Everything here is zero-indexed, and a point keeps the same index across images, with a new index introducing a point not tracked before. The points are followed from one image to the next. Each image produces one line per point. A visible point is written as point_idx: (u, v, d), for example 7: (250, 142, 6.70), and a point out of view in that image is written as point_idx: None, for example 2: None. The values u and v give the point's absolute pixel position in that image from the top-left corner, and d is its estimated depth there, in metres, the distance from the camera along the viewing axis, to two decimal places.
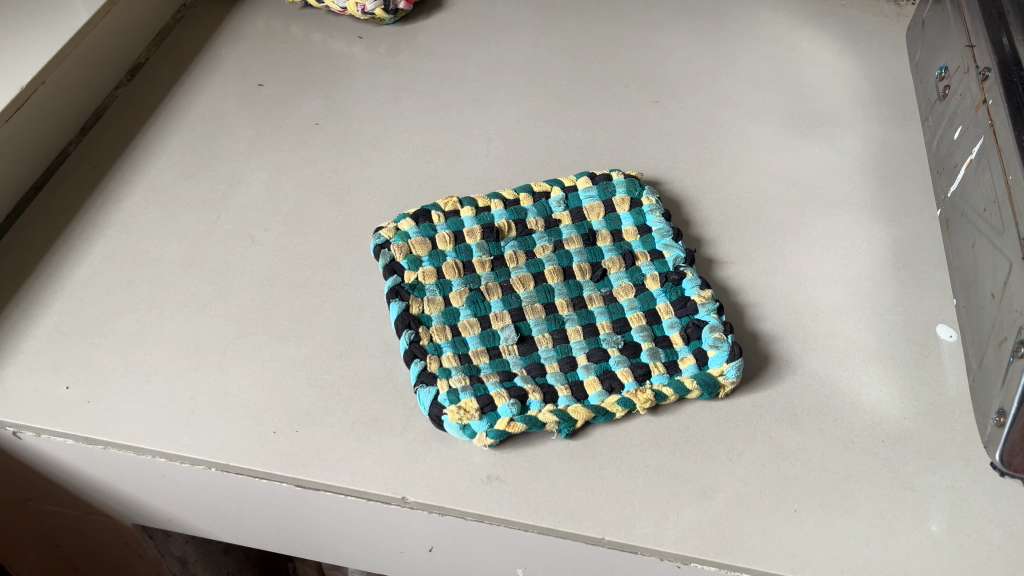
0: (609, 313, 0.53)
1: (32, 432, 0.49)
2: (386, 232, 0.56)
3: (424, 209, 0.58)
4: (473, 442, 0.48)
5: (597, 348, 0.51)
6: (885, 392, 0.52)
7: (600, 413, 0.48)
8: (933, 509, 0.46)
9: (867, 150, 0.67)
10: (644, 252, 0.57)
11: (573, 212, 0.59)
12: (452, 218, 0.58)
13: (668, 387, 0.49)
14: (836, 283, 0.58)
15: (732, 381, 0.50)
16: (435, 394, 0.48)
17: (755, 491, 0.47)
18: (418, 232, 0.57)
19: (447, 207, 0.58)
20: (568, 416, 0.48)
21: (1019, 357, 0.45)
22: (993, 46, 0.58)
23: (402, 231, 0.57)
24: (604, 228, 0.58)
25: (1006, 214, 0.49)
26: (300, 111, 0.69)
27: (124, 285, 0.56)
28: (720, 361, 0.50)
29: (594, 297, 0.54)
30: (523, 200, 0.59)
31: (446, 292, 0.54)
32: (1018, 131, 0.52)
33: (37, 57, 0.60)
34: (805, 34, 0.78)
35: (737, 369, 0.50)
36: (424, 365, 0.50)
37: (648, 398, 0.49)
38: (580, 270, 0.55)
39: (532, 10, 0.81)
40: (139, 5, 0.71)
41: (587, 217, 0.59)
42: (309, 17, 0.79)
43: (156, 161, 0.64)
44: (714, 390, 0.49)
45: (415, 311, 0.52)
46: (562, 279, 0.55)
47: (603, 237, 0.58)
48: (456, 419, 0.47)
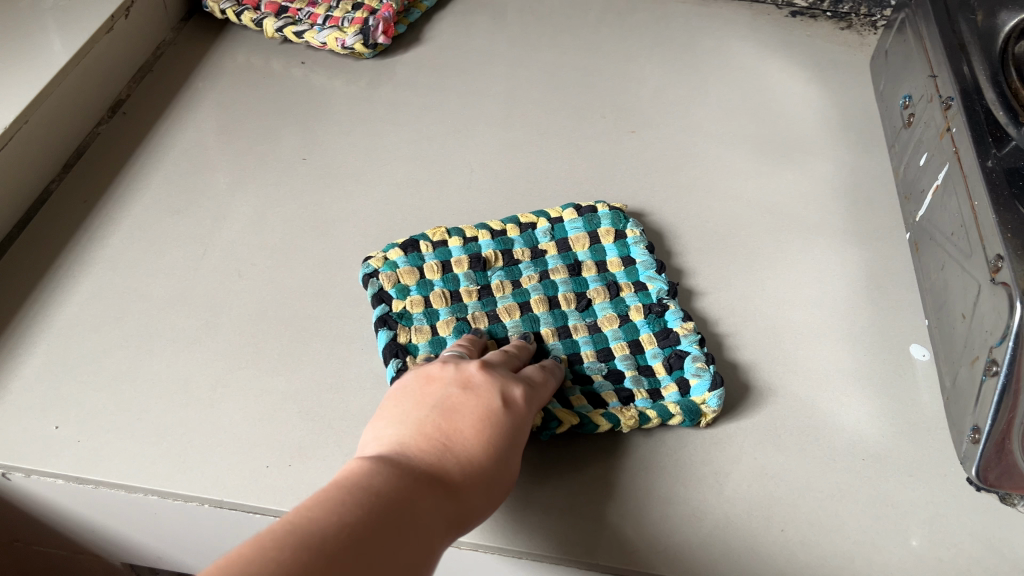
0: (594, 340, 0.54)
1: (21, 473, 0.48)
2: (375, 261, 0.57)
3: (412, 239, 0.59)
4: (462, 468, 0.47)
5: (582, 373, 0.52)
6: (864, 413, 0.53)
7: (587, 424, 0.49)
8: (913, 525, 0.48)
9: (837, 176, 0.70)
10: (629, 282, 0.58)
11: (559, 243, 0.60)
12: (440, 247, 0.59)
13: (652, 411, 0.50)
14: (813, 306, 0.59)
15: (714, 411, 0.51)
16: None
17: (743, 512, 0.48)
18: (407, 261, 0.58)
19: (435, 236, 0.59)
20: (558, 417, 0.48)
21: (990, 376, 0.46)
22: (954, 76, 0.60)
23: (391, 260, 0.58)
24: (590, 258, 0.60)
25: (974, 237, 0.51)
26: (283, 145, 0.70)
27: (113, 322, 0.56)
28: (703, 389, 0.51)
29: (579, 327, 0.55)
30: (510, 230, 0.61)
31: (433, 321, 0.54)
32: (981, 158, 0.54)
33: (20, 97, 0.60)
34: (774, 63, 0.81)
35: (719, 397, 0.51)
36: None
37: (633, 419, 0.50)
38: (566, 298, 0.57)
39: (508, 43, 0.83)
40: (119, 44, 0.72)
41: (573, 247, 0.60)
42: (289, 52, 0.80)
43: (140, 198, 0.65)
44: (697, 418, 0.51)
45: (401, 340, 0.53)
46: (548, 306, 0.56)
47: (588, 268, 0.59)
48: None
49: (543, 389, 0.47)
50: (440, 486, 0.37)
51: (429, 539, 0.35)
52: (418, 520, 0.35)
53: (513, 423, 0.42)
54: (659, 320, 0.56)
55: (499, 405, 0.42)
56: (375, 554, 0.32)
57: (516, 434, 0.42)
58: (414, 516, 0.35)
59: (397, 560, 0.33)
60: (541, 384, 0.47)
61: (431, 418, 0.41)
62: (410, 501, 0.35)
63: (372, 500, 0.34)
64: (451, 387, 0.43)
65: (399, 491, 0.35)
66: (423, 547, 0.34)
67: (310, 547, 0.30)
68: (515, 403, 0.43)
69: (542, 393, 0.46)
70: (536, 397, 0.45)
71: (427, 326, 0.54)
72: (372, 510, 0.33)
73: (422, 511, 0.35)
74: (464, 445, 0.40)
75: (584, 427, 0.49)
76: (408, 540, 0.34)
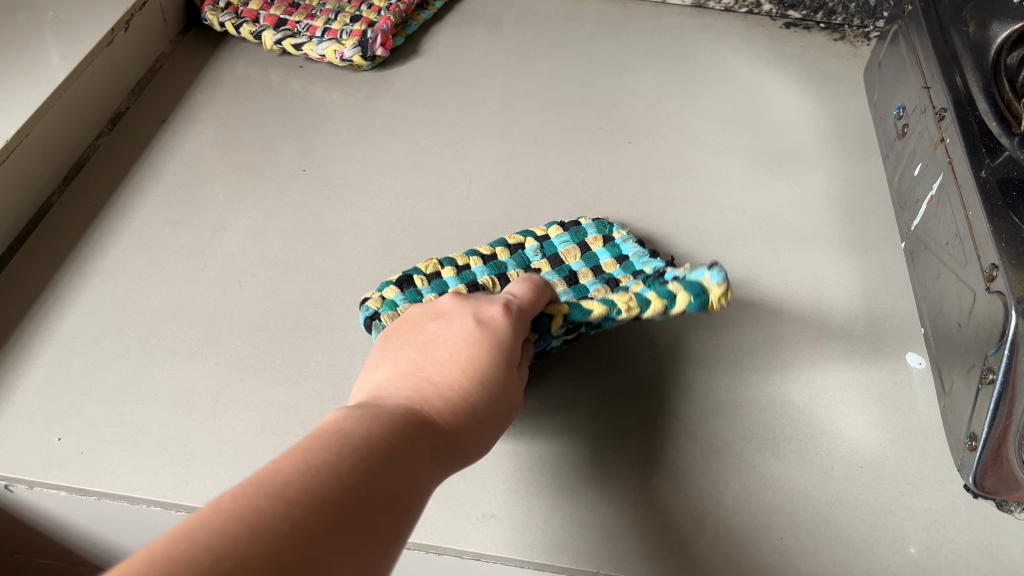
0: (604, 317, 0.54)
1: (24, 485, 0.48)
2: (373, 303, 0.55)
3: (406, 276, 0.57)
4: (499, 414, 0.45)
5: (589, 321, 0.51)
6: (861, 421, 0.54)
7: (576, 309, 0.48)
8: (911, 533, 0.48)
9: (831, 186, 0.70)
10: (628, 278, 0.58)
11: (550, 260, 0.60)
12: (435, 280, 0.57)
13: (653, 290, 0.48)
14: (810, 314, 0.60)
15: (720, 284, 0.46)
16: None
17: (743, 520, 0.48)
18: (405, 297, 0.55)
19: (428, 270, 0.58)
20: (546, 308, 0.48)
21: (987, 384, 0.47)
22: (947, 87, 0.61)
23: (389, 299, 0.55)
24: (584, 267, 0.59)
25: (969, 246, 0.52)
26: (282, 157, 0.70)
27: (114, 334, 0.56)
28: (702, 272, 0.48)
29: None
30: (501, 254, 0.61)
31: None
32: (976, 168, 0.54)
33: (20, 111, 0.61)
34: (769, 74, 0.82)
35: (720, 270, 0.47)
36: None
37: (630, 299, 0.48)
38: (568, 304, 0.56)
39: (505, 55, 0.83)
40: (118, 56, 0.72)
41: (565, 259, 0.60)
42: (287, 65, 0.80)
43: (141, 210, 0.65)
44: (701, 296, 0.47)
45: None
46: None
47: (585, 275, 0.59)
48: None
49: (531, 302, 0.46)
50: (420, 420, 0.37)
51: (410, 462, 0.35)
52: (395, 446, 0.35)
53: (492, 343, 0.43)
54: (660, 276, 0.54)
55: (474, 328, 0.43)
56: (349, 483, 0.31)
57: (499, 354, 0.42)
58: (398, 450, 0.35)
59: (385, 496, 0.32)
60: (527, 295, 0.46)
61: (407, 358, 0.42)
62: (390, 435, 0.35)
63: (345, 439, 0.33)
64: (425, 326, 0.44)
65: (372, 422, 0.35)
66: (411, 481, 0.34)
67: (276, 488, 0.30)
68: (492, 320, 0.44)
69: (529, 304, 0.46)
70: (520, 311, 0.45)
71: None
72: (349, 453, 0.33)
73: (407, 444, 0.35)
74: (440, 375, 0.41)
75: (571, 313, 0.48)
76: (394, 476, 0.33)
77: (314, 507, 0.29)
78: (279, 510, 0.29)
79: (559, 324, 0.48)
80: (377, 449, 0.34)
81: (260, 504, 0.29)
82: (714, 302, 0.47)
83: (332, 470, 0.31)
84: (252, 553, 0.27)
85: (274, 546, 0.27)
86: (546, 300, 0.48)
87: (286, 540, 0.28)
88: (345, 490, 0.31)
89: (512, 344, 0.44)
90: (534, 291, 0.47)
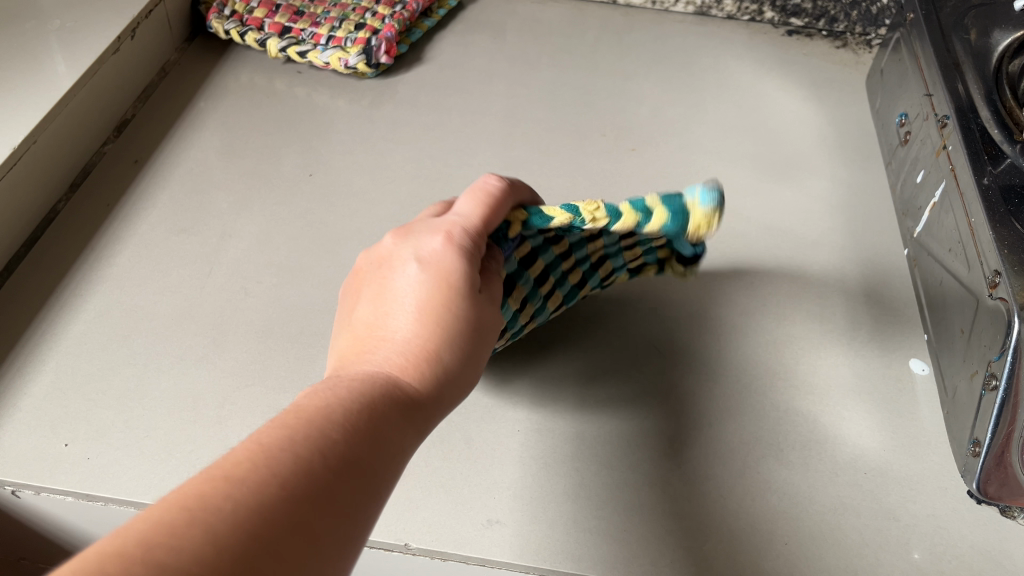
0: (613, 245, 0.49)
1: (31, 490, 0.48)
2: None
3: None
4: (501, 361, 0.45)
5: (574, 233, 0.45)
6: (865, 427, 0.54)
7: (536, 216, 0.43)
8: (915, 539, 0.48)
9: (834, 193, 0.70)
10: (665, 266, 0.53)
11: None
12: None
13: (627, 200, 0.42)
14: (813, 320, 0.60)
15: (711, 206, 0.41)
16: None
17: (746, 526, 0.48)
18: None
19: None
20: (508, 216, 0.43)
21: (991, 390, 0.47)
22: (950, 94, 0.61)
23: None
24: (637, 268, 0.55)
25: (971, 252, 0.52)
26: (287, 164, 0.71)
27: (120, 340, 0.56)
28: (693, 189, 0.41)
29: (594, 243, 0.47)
30: None
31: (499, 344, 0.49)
32: (978, 175, 0.54)
33: (27, 119, 0.61)
34: (771, 81, 0.82)
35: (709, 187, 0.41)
36: None
37: (597, 210, 0.41)
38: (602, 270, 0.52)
39: (508, 62, 0.84)
40: (125, 64, 0.73)
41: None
42: (292, 72, 0.81)
43: (147, 217, 0.65)
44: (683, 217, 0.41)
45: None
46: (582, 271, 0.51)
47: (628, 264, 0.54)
48: None
49: (483, 212, 0.41)
50: (380, 382, 0.35)
51: (370, 419, 0.32)
52: (348, 407, 0.32)
53: (450, 282, 0.39)
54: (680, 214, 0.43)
55: (423, 268, 0.39)
56: (300, 449, 0.28)
57: (456, 288, 0.38)
58: (360, 417, 0.32)
59: (354, 467, 0.30)
60: (479, 207, 0.41)
61: (364, 322, 0.39)
62: (347, 401, 0.32)
63: (292, 413, 0.30)
64: (375, 279, 0.41)
65: (322, 391, 0.32)
66: (380, 446, 0.32)
67: (220, 469, 0.27)
68: (438, 250, 0.39)
69: (481, 221, 0.40)
70: (474, 232, 0.40)
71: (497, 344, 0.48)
72: (298, 421, 0.30)
73: (371, 409, 0.32)
74: (399, 333, 0.38)
75: (532, 218, 0.43)
76: (359, 443, 0.31)
77: (265, 479, 0.26)
78: (222, 491, 0.26)
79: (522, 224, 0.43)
80: (326, 412, 0.31)
81: (209, 494, 0.25)
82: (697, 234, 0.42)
83: (286, 446, 0.28)
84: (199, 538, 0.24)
85: (233, 543, 0.24)
86: (504, 206, 0.42)
87: (245, 534, 0.25)
88: (307, 468, 0.28)
89: (474, 277, 0.40)
90: (487, 199, 0.41)
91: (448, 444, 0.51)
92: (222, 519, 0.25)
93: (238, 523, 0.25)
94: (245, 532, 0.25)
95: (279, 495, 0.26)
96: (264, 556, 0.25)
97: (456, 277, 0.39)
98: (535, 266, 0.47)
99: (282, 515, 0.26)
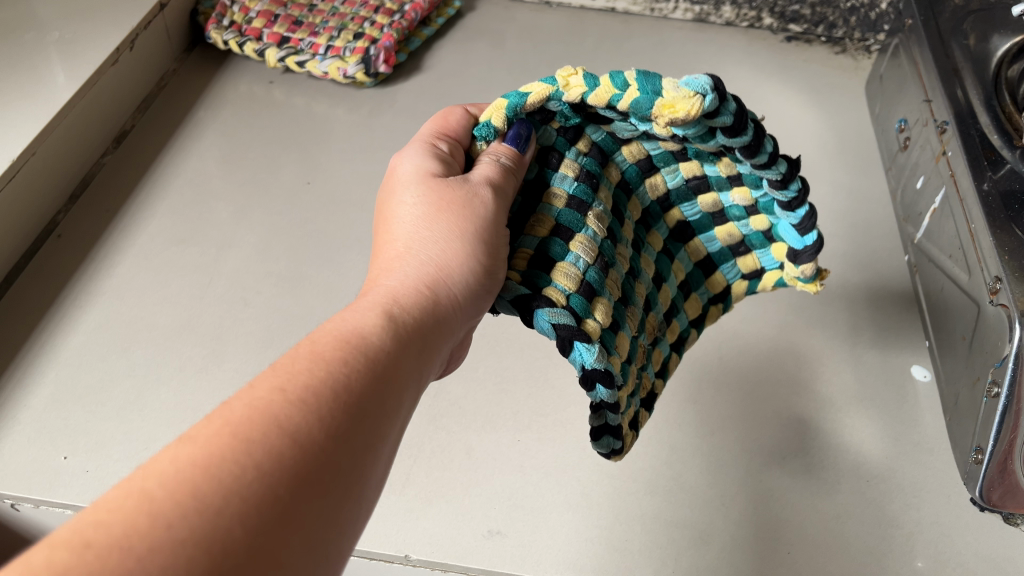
0: (658, 149, 0.39)
1: (31, 503, 0.48)
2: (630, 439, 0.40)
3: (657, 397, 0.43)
4: (571, 274, 0.34)
5: (580, 129, 0.38)
6: (867, 434, 0.53)
7: (515, 95, 0.36)
8: (918, 546, 0.48)
9: (836, 198, 0.70)
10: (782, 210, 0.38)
11: (697, 268, 0.43)
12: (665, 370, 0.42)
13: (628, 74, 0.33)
14: (815, 327, 0.60)
15: (686, 93, 0.31)
16: (556, 309, 0.33)
17: (748, 534, 0.48)
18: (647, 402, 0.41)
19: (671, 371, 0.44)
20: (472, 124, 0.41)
21: (992, 397, 0.47)
22: (949, 99, 0.61)
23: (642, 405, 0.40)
24: (758, 242, 0.41)
25: (972, 258, 0.52)
26: (286, 173, 0.71)
27: (119, 352, 0.56)
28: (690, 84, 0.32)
29: (631, 148, 0.39)
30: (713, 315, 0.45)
31: (593, 267, 0.35)
32: (977, 180, 0.54)
33: (26, 130, 0.61)
34: (770, 87, 0.82)
35: (704, 77, 0.31)
36: (552, 307, 0.33)
37: (574, 77, 0.34)
38: (669, 217, 0.41)
39: (507, 71, 0.84)
40: (125, 74, 0.73)
41: (736, 255, 0.42)
42: (264, 82, 0.81)
43: (146, 227, 0.65)
44: (656, 104, 0.32)
45: (515, 281, 0.35)
46: (643, 212, 0.40)
47: (729, 234, 0.41)
48: (557, 286, 0.34)
49: (439, 129, 0.40)
50: (371, 300, 0.32)
51: (350, 339, 0.29)
52: (325, 336, 0.29)
53: (429, 190, 0.37)
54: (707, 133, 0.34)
55: (399, 191, 0.38)
56: (263, 394, 0.25)
57: (433, 196, 0.36)
58: (335, 344, 0.28)
59: (322, 399, 0.26)
60: (439, 124, 0.40)
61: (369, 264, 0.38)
62: (319, 333, 0.29)
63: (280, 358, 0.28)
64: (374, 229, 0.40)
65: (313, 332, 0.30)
66: (362, 368, 0.28)
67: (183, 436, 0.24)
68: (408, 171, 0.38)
69: (441, 134, 0.40)
70: (436, 145, 0.39)
71: (585, 259, 0.35)
72: (270, 368, 0.27)
73: (351, 331, 0.29)
74: (393, 254, 0.35)
75: (508, 102, 0.36)
76: (331, 368, 0.27)
77: (215, 436, 0.24)
78: (167, 455, 0.23)
79: (506, 123, 0.36)
80: (302, 350, 0.28)
81: (153, 463, 0.23)
82: (660, 116, 0.32)
83: (245, 397, 0.25)
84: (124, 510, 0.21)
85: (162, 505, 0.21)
86: (467, 120, 0.41)
87: (171, 493, 0.22)
88: (263, 411, 0.25)
89: (444, 178, 0.37)
90: (445, 118, 0.40)
91: (449, 455, 0.51)
92: (161, 485, 0.22)
93: (174, 486, 0.22)
94: (184, 492, 0.22)
95: (229, 444, 0.23)
96: (186, 502, 0.22)
97: (431, 186, 0.37)
98: (601, 192, 0.37)
99: (231, 464, 0.23)
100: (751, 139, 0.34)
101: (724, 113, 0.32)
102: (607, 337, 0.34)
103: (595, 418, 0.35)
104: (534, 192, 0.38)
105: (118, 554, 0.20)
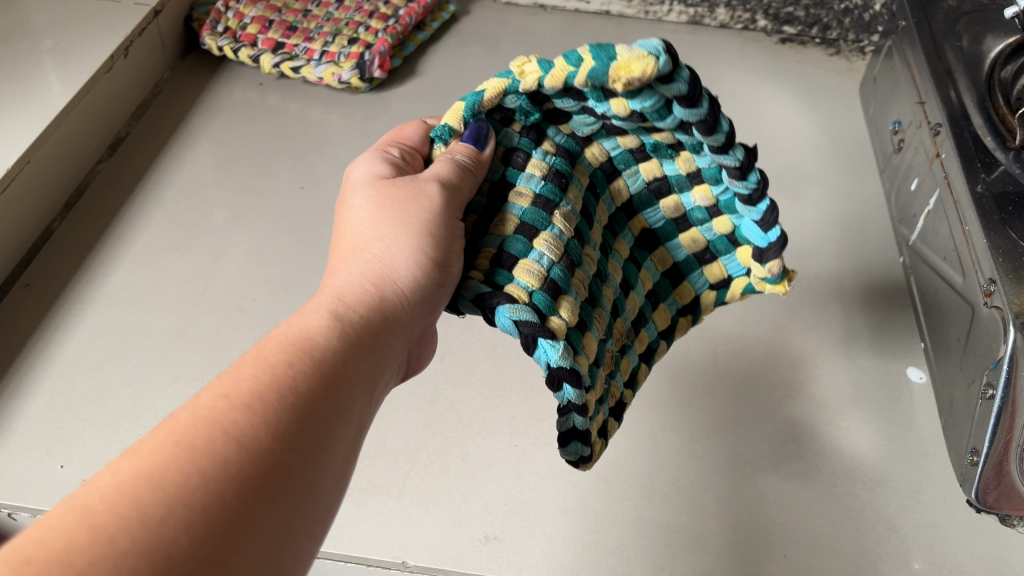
0: (618, 149, 0.39)
1: (27, 513, 0.48)
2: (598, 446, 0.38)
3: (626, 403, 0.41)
4: (535, 272, 0.34)
5: (542, 129, 0.38)
6: (863, 437, 0.54)
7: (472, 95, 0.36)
8: (914, 549, 0.48)
9: (830, 201, 0.70)
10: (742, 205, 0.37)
11: (665, 278, 0.42)
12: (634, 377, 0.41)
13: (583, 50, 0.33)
14: (810, 330, 0.60)
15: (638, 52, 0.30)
16: (519, 307, 0.33)
17: (744, 538, 0.48)
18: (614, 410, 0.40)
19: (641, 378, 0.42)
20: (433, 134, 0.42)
21: (988, 400, 0.47)
22: (942, 101, 0.61)
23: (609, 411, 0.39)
24: (723, 247, 0.41)
25: (966, 260, 0.52)
26: (281, 179, 0.71)
27: (114, 360, 0.56)
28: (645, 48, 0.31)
29: (592, 150, 0.39)
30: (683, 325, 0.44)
31: (558, 265, 0.34)
32: (971, 183, 0.54)
33: (21, 139, 0.61)
34: (764, 90, 0.82)
35: (657, 40, 0.31)
36: (514, 304, 0.33)
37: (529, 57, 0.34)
38: (634, 225, 0.41)
39: None
40: (118, 81, 0.73)
41: (702, 263, 0.42)
42: (254, 84, 0.81)
43: (141, 235, 0.65)
44: (611, 66, 0.31)
45: (476, 280, 0.34)
46: (609, 218, 0.40)
47: (694, 240, 0.41)
48: (519, 284, 0.33)
49: (396, 143, 0.41)
50: (322, 303, 0.32)
51: (295, 343, 0.29)
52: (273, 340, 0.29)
53: (382, 194, 0.37)
54: (665, 108, 0.33)
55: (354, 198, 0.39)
56: (207, 401, 0.26)
57: (385, 200, 0.37)
58: (280, 347, 0.28)
59: (268, 401, 0.26)
60: (396, 138, 0.42)
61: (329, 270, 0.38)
62: (269, 338, 0.29)
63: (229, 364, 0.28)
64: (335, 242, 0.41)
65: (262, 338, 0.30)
66: (309, 369, 0.28)
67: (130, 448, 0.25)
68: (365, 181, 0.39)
69: (398, 147, 0.41)
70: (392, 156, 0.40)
71: (549, 256, 0.34)
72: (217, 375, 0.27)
73: (296, 335, 0.29)
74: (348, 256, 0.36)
75: (466, 102, 0.36)
76: (277, 370, 0.27)
77: (160, 447, 0.24)
78: (109, 470, 0.23)
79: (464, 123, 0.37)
80: (250, 356, 0.28)
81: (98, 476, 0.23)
82: (616, 79, 0.31)
83: (190, 406, 0.26)
84: (67, 525, 0.22)
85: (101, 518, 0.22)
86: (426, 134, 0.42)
87: (110, 502, 0.22)
88: (205, 419, 0.25)
89: (398, 182, 0.38)
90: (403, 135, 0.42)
91: (445, 461, 0.51)
92: (101, 498, 0.22)
93: (113, 499, 0.22)
94: (125, 504, 0.22)
95: (174, 455, 0.24)
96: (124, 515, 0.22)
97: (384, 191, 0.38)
98: (569, 190, 0.37)
99: (175, 474, 0.23)
100: (708, 113, 0.32)
101: (679, 80, 0.31)
102: (573, 336, 0.34)
103: (561, 422, 0.34)
104: (499, 191, 0.38)
105: (59, 571, 0.20)
